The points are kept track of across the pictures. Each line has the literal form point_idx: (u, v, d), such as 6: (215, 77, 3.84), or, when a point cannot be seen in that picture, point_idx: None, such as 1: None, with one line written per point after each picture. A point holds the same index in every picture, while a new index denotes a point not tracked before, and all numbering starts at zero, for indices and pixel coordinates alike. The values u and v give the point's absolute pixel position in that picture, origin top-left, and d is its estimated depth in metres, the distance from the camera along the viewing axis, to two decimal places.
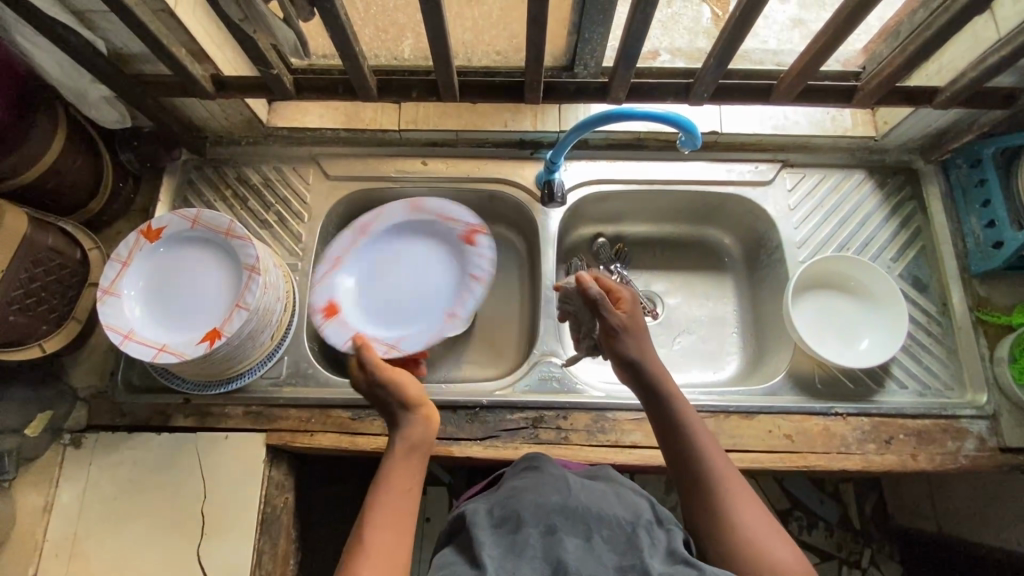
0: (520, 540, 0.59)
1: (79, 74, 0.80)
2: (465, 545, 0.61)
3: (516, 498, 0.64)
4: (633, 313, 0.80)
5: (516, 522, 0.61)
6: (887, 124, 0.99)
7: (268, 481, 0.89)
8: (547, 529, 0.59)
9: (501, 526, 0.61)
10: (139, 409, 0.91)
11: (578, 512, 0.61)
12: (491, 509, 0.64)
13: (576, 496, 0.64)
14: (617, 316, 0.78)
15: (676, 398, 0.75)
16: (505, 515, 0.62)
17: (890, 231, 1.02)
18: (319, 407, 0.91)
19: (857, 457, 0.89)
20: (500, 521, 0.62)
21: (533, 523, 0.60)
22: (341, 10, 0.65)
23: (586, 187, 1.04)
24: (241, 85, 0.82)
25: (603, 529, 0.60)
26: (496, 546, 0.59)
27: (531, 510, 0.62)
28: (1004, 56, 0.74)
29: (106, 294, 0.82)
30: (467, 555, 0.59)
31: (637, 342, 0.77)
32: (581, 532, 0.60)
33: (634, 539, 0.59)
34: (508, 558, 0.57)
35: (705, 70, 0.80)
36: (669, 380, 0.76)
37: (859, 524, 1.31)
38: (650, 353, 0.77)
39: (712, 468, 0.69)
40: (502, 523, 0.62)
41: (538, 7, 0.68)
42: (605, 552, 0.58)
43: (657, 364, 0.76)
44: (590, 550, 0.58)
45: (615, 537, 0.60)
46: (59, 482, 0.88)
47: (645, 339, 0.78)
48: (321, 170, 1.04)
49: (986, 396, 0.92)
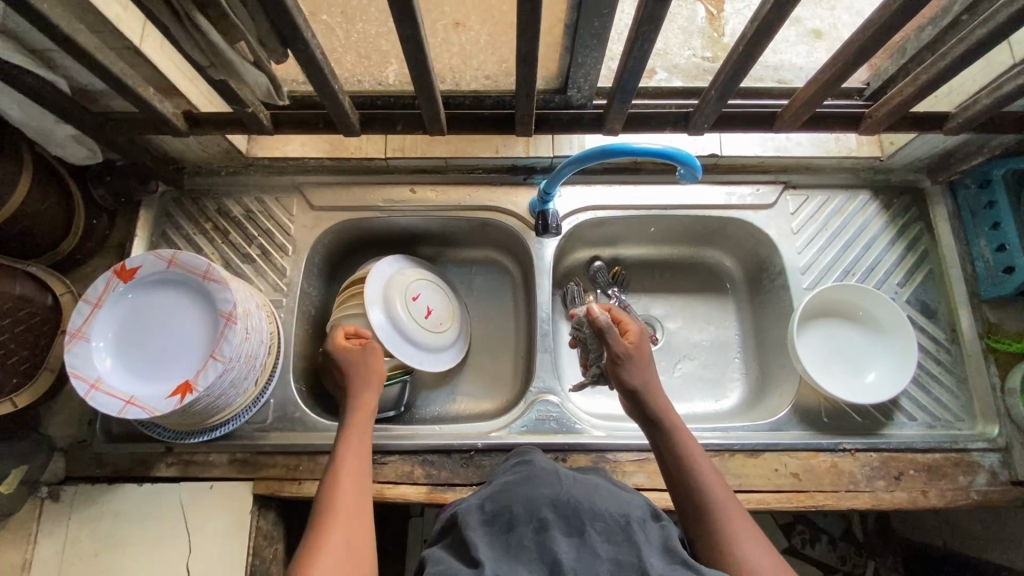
0: (513, 538, 0.56)
1: (43, 114, 0.77)
2: (458, 543, 0.59)
3: (509, 496, 0.61)
4: (639, 341, 0.77)
5: (507, 521, 0.58)
6: (892, 145, 0.96)
7: (256, 532, 0.85)
8: (539, 525, 0.56)
9: (492, 524, 0.59)
10: (119, 459, 0.88)
11: (572, 506, 0.58)
12: (483, 507, 0.62)
13: (568, 490, 0.60)
14: (627, 346, 0.76)
15: (671, 422, 0.72)
16: (497, 513, 0.60)
17: (896, 254, 0.98)
18: (308, 453, 0.88)
19: (867, 495, 0.86)
20: (492, 518, 0.60)
21: (524, 520, 0.57)
22: (318, 52, 0.61)
23: (582, 214, 1.00)
24: (216, 120, 0.78)
25: (598, 522, 0.57)
26: (488, 546, 0.56)
27: (523, 506, 0.59)
28: (1021, 83, 0.70)
29: (73, 338, 0.77)
30: (460, 555, 0.57)
31: (643, 374, 0.75)
32: (574, 527, 0.56)
33: (631, 533, 0.56)
34: (500, 556, 0.54)
35: (706, 101, 0.77)
36: (668, 408, 0.73)
37: (862, 536, 1.26)
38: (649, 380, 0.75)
39: (707, 488, 0.65)
40: (493, 521, 0.59)
41: (528, 45, 0.64)
42: (600, 544, 0.55)
43: (656, 391, 0.74)
44: (584, 544, 0.54)
45: (611, 530, 0.57)
46: (37, 539, 0.84)
47: (650, 369, 0.76)
48: (304, 200, 0.99)
49: (997, 427, 0.89)
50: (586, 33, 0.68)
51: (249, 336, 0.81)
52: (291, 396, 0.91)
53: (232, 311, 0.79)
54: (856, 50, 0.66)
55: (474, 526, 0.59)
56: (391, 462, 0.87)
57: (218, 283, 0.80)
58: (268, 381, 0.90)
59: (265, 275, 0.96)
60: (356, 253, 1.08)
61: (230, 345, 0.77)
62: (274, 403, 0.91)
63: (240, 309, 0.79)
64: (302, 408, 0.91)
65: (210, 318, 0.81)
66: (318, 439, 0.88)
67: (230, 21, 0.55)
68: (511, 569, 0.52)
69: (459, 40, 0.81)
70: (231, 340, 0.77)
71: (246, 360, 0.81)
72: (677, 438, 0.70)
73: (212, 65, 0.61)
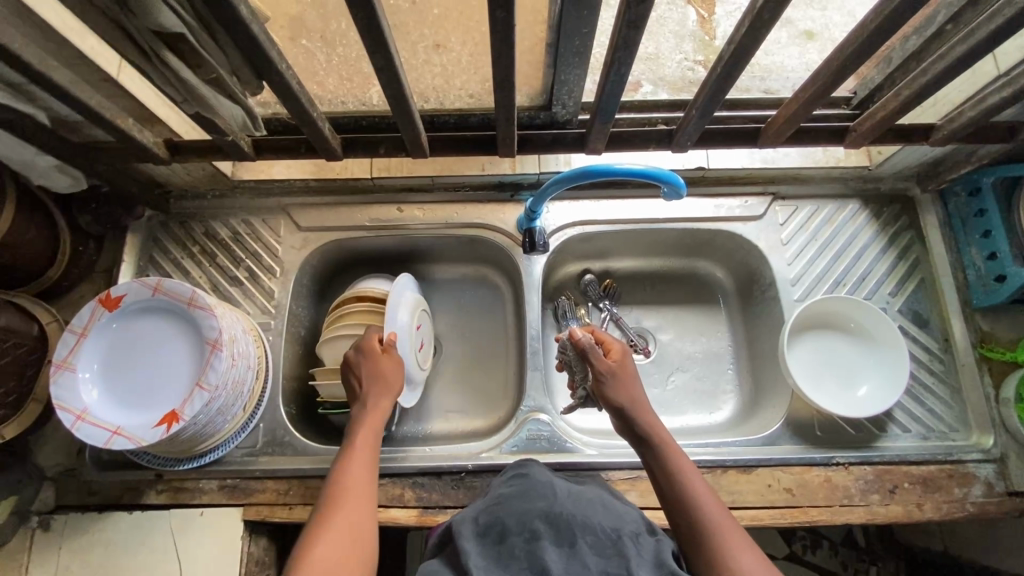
0: (504, 550, 0.56)
1: (24, 146, 0.77)
2: (450, 555, 0.58)
3: (503, 509, 0.61)
4: (624, 359, 0.78)
5: (500, 532, 0.58)
6: (881, 154, 0.96)
7: (247, 558, 0.85)
8: (531, 536, 0.56)
9: (485, 535, 0.58)
10: (109, 487, 0.87)
11: (564, 519, 0.58)
12: (477, 518, 0.62)
13: (562, 503, 0.60)
14: (611, 365, 0.77)
15: (660, 442, 0.71)
16: (490, 525, 0.60)
17: (888, 263, 0.98)
18: (298, 477, 0.87)
19: (861, 510, 0.85)
20: (484, 530, 0.59)
21: (516, 531, 0.57)
22: (293, 83, 0.61)
23: (571, 229, 1.00)
24: (197, 147, 0.78)
25: (588, 535, 0.56)
26: (480, 555, 0.56)
27: (516, 518, 0.59)
28: (1005, 96, 0.70)
29: (59, 369, 0.77)
30: (452, 564, 0.56)
31: (628, 388, 0.75)
32: (565, 539, 0.56)
33: (622, 547, 0.56)
34: (490, 566, 0.54)
35: (688, 119, 0.76)
36: (655, 425, 0.72)
37: (864, 542, 1.25)
38: (638, 398, 0.74)
39: (699, 505, 0.64)
40: (485, 533, 0.59)
41: (505, 70, 0.63)
42: (590, 556, 0.54)
43: (645, 407, 0.73)
44: (574, 556, 0.54)
45: (602, 543, 0.56)
46: (27, 569, 0.83)
47: (636, 385, 0.76)
48: (292, 221, 0.99)
49: (992, 438, 0.88)
50: (566, 53, 0.68)
51: (236, 362, 0.80)
52: (280, 420, 0.91)
53: (218, 338, 0.78)
54: (836, 66, 0.65)
55: (467, 536, 0.59)
56: (380, 486, 0.86)
57: (204, 311, 0.79)
58: (257, 406, 0.89)
59: (253, 297, 0.96)
60: (346, 272, 1.07)
61: (215, 373, 0.77)
62: (263, 428, 0.90)
63: (226, 337, 0.79)
64: (291, 432, 0.90)
65: (197, 345, 0.80)
66: (307, 463, 0.88)
67: (201, 57, 0.55)
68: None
69: (441, 60, 0.82)
70: (216, 367, 0.77)
71: (233, 388, 0.81)
72: (667, 454, 0.69)
73: (186, 100, 0.61)
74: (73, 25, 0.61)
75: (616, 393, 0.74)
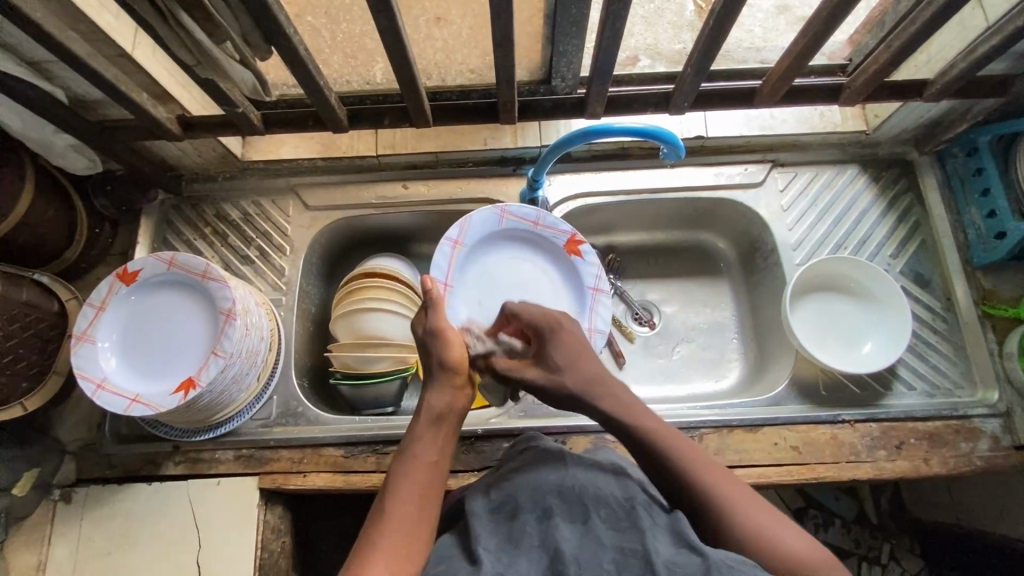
0: (516, 528, 0.56)
1: (43, 125, 0.80)
2: (463, 531, 0.59)
3: (514, 484, 0.62)
4: (547, 317, 0.75)
5: (513, 510, 0.58)
6: (878, 118, 0.97)
7: (263, 526, 0.86)
8: (543, 514, 0.56)
9: (498, 512, 0.59)
10: (128, 459, 0.89)
11: (577, 493, 0.58)
12: (489, 495, 0.62)
13: (573, 476, 0.61)
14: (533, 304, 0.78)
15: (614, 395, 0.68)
16: (502, 502, 0.60)
17: (888, 226, 0.99)
18: (311, 446, 0.89)
19: (868, 466, 0.86)
20: (497, 507, 0.60)
21: (529, 508, 0.57)
22: (301, 49, 0.63)
23: (572, 202, 1.01)
24: (208, 123, 0.81)
25: (602, 509, 0.56)
26: (493, 535, 0.56)
27: (528, 495, 0.59)
28: (994, 45, 0.72)
29: (79, 340, 0.79)
30: (463, 541, 0.57)
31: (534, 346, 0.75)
32: (579, 514, 0.56)
33: (635, 517, 0.55)
34: (503, 547, 0.54)
35: (685, 78, 0.78)
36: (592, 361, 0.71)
37: (875, 518, 1.22)
38: (571, 336, 0.73)
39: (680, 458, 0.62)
40: (499, 510, 0.60)
41: (503, 31, 0.65)
42: (603, 531, 0.54)
43: (576, 348, 0.72)
44: (588, 532, 0.54)
45: (616, 516, 0.56)
46: (52, 539, 0.86)
47: (573, 336, 0.74)
48: (301, 201, 1.01)
49: (997, 393, 0.89)
50: (564, 21, 0.69)
51: (250, 332, 0.82)
52: (293, 391, 0.93)
53: (232, 307, 0.80)
54: (825, 20, 0.67)
55: (480, 514, 0.60)
56: (393, 452, 0.88)
57: (218, 282, 0.81)
58: (270, 378, 0.91)
59: (264, 275, 0.98)
60: (353, 252, 1.09)
61: (229, 341, 0.79)
62: (277, 400, 0.92)
63: (240, 306, 0.81)
64: (304, 404, 0.92)
65: (211, 315, 0.83)
66: (321, 432, 0.90)
67: (214, 21, 0.58)
68: (511, 562, 0.52)
69: (442, 35, 0.85)
70: (230, 335, 0.79)
71: (247, 356, 0.83)
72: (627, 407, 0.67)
73: (199, 65, 0.64)
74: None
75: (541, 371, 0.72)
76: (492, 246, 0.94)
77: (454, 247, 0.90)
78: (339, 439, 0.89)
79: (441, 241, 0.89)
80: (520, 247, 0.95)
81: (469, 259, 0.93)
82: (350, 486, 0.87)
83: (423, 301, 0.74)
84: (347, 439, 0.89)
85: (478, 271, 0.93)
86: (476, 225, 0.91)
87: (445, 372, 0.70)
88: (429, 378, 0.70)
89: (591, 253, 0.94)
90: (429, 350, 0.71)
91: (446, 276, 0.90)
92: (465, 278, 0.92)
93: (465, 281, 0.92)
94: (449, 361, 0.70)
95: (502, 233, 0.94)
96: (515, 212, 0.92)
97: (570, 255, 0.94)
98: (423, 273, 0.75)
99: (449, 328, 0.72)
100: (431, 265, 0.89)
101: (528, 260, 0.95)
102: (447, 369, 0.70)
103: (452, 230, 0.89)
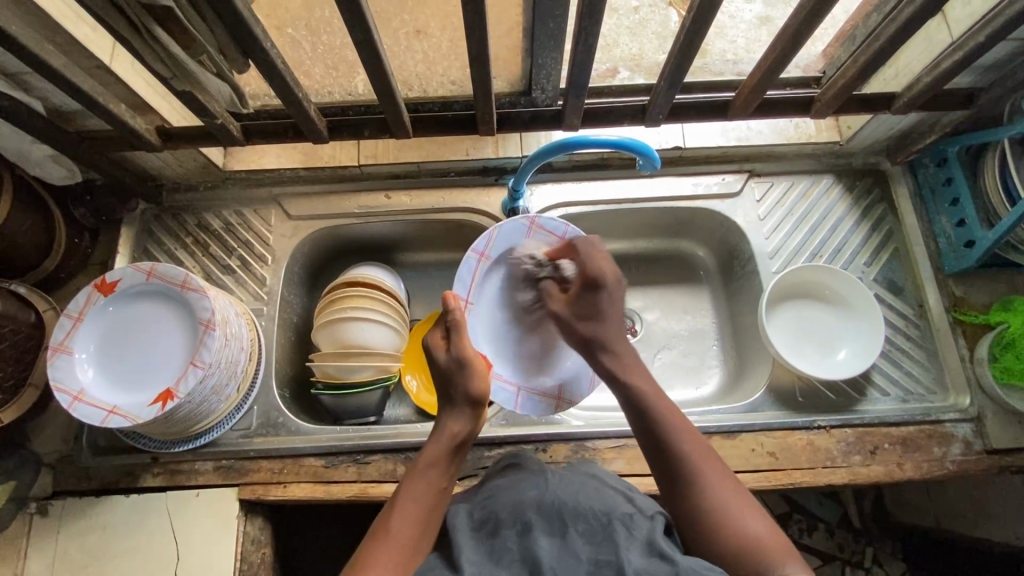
0: (497, 544, 0.56)
1: (19, 136, 0.80)
2: (446, 548, 0.59)
3: (496, 500, 0.61)
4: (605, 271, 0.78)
5: (494, 526, 0.58)
6: (850, 129, 0.99)
7: (243, 536, 0.86)
8: (523, 529, 0.56)
9: (479, 529, 0.59)
10: (107, 471, 0.88)
11: (556, 507, 0.58)
12: (472, 511, 0.62)
13: (554, 490, 0.60)
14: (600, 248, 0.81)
15: (654, 395, 0.71)
16: (484, 518, 0.60)
17: (862, 235, 1.01)
18: (292, 456, 0.89)
19: (844, 470, 0.87)
20: (478, 524, 0.59)
21: (509, 523, 0.57)
22: (278, 63, 0.64)
23: (554, 211, 1.02)
24: (188, 134, 0.81)
25: (581, 521, 0.56)
26: (475, 551, 0.56)
27: (509, 510, 0.59)
28: (956, 61, 0.74)
29: (56, 352, 0.79)
30: (446, 558, 0.57)
31: (584, 303, 0.77)
32: (557, 528, 0.56)
33: (612, 531, 0.55)
34: (484, 563, 0.54)
35: (659, 92, 0.80)
36: (629, 362, 0.74)
37: (859, 523, 1.22)
38: (614, 298, 0.77)
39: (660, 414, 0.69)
40: (480, 526, 0.59)
41: (479, 46, 0.66)
42: (580, 545, 0.54)
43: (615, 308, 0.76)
44: (565, 547, 0.54)
45: (593, 529, 0.56)
46: (26, 553, 0.84)
47: (611, 300, 0.77)
48: (283, 210, 1.02)
49: (968, 398, 0.91)
50: (541, 35, 0.70)
51: (228, 342, 0.82)
52: (274, 401, 0.93)
53: (211, 318, 0.80)
54: (791, 38, 0.69)
55: (462, 530, 0.59)
56: (374, 462, 0.88)
57: (196, 293, 0.81)
58: (250, 388, 0.91)
59: (245, 285, 0.98)
60: (337, 261, 1.09)
61: (208, 351, 0.79)
62: (257, 410, 0.92)
63: (218, 317, 0.81)
64: (285, 414, 0.92)
65: (190, 326, 0.83)
66: (302, 442, 0.90)
67: (190, 35, 0.59)
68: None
69: (422, 47, 0.86)
70: (209, 346, 0.79)
71: (226, 366, 0.82)
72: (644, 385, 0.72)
73: (177, 77, 0.65)
74: (69, 13, 0.65)
75: (571, 308, 0.78)
76: (519, 258, 0.92)
77: (479, 256, 0.88)
78: (320, 449, 0.89)
79: (473, 246, 0.88)
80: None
81: (496, 272, 0.91)
82: (330, 496, 0.87)
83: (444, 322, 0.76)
84: (328, 449, 0.89)
85: (502, 284, 0.91)
86: (503, 237, 0.89)
87: (468, 400, 0.72)
88: (448, 403, 0.73)
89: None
90: (455, 378, 0.73)
91: (466, 290, 0.89)
92: (489, 287, 0.91)
93: (482, 293, 0.90)
94: (474, 389, 0.72)
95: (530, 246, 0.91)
96: (545, 226, 0.90)
97: None
98: (444, 294, 0.78)
99: (473, 355, 0.74)
100: (454, 279, 0.88)
101: None
102: (470, 399, 0.72)
103: (479, 242, 0.88)
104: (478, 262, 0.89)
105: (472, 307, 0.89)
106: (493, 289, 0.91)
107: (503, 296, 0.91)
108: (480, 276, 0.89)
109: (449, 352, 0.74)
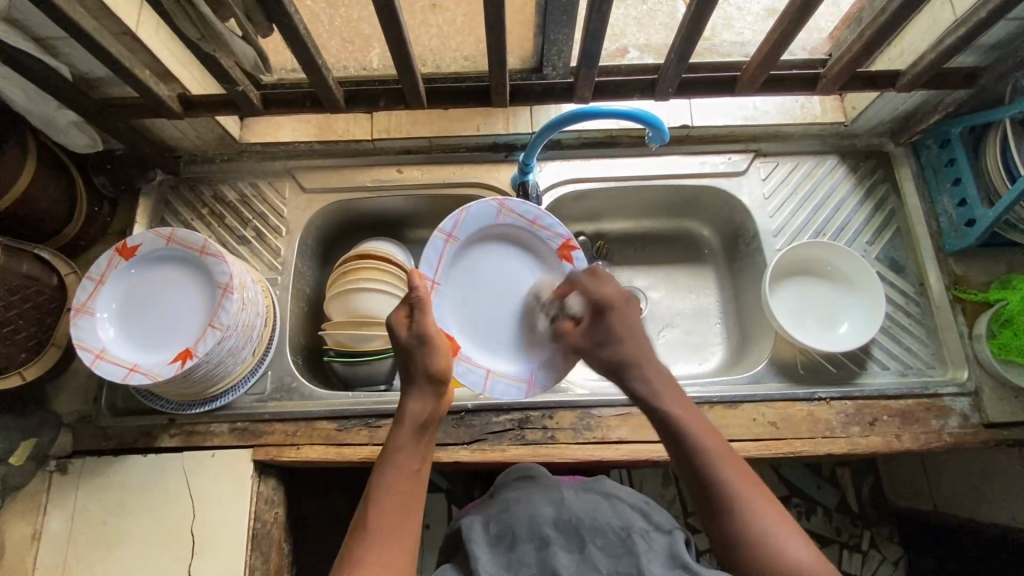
0: (515, 557, 0.59)
1: (46, 101, 0.82)
2: (463, 562, 0.62)
3: (512, 515, 0.65)
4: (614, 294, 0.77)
5: (512, 541, 0.62)
6: (855, 110, 1.01)
7: (257, 497, 0.88)
8: (542, 543, 0.60)
9: (498, 544, 0.62)
10: (125, 431, 0.91)
11: (574, 524, 0.62)
12: (489, 526, 0.65)
13: (570, 509, 0.64)
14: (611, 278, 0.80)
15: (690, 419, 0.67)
16: (501, 535, 0.63)
17: (865, 214, 1.03)
18: (306, 420, 0.91)
19: (843, 441, 0.89)
20: (496, 539, 0.63)
21: (528, 539, 0.61)
22: (302, 29, 0.66)
23: (561, 188, 1.04)
24: (208, 102, 0.83)
25: (598, 538, 0.60)
26: (493, 564, 0.59)
27: (527, 526, 0.62)
28: (959, 37, 0.76)
29: (77, 313, 0.81)
30: (465, 569, 0.60)
31: (597, 331, 0.76)
32: (575, 543, 0.60)
33: (630, 544, 0.59)
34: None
35: (668, 66, 0.82)
36: (662, 381, 0.71)
37: (857, 506, 1.25)
38: (625, 319, 0.76)
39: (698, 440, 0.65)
40: (498, 542, 0.63)
41: (495, 15, 0.68)
42: (599, 558, 0.58)
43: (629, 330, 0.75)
44: (584, 560, 0.58)
45: (611, 543, 0.59)
46: (47, 509, 0.87)
47: (624, 321, 0.75)
48: (297, 183, 1.04)
49: (966, 372, 0.93)
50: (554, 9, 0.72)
51: (246, 306, 0.84)
52: (287, 367, 0.95)
53: (229, 283, 0.82)
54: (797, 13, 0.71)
55: (481, 545, 0.63)
56: (385, 426, 0.91)
57: (215, 257, 0.84)
58: (264, 353, 0.93)
59: (260, 255, 1.00)
60: (348, 236, 1.12)
61: (227, 314, 0.81)
62: (272, 375, 0.95)
63: (236, 282, 0.83)
64: (298, 379, 0.95)
65: (208, 292, 0.85)
66: (315, 407, 0.92)
67: None
68: None
69: (437, 20, 0.90)
70: (227, 309, 0.81)
71: (243, 330, 0.85)
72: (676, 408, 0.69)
73: (203, 39, 0.67)
74: None
75: (587, 339, 0.78)
76: (488, 241, 0.95)
77: (448, 238, 0.91)
78: (332, 412, 0.91)
79: (441, 227, 0.90)
80: (511, 247, 0.96)
81: (463, 255, 0.93)
82: (342, 458, 0.89)
83: (407, 300, 0.74)
84: (340, 412, 0.91)
85: (469, 268, 0.94)
86: (473, 219, 0.92)
87: (428, 380, 0.72)
88: (407, 383, 0.73)
89: (583, 261, 0.95)
90: (418, 358, 0.72)
91: (434, 270, 0.91)
92: (456, 272, 0.93)
93: (449, 278, 0.93)
94: (434, 369, 0.72)
95: (499, 228, 0.95)
96: (529, 212, 0.94)
97: (559, 259, 0.96)
98: (409, 271, 0.75)
99: (435, 333, 0.73)
100: (421, 259, 0.90)
101: (512, 257, 0.96)
102: (430, 378, 0.72)
103: (448, 223, 0.90)
104: (446, 243, 0.91)
105: (438, 289, 0.91)
106: (461, 274, 0.94)
107: (468, 281, 0.94)
108: (450, 258, 0.92)
109: (410, 330, 0.73)
